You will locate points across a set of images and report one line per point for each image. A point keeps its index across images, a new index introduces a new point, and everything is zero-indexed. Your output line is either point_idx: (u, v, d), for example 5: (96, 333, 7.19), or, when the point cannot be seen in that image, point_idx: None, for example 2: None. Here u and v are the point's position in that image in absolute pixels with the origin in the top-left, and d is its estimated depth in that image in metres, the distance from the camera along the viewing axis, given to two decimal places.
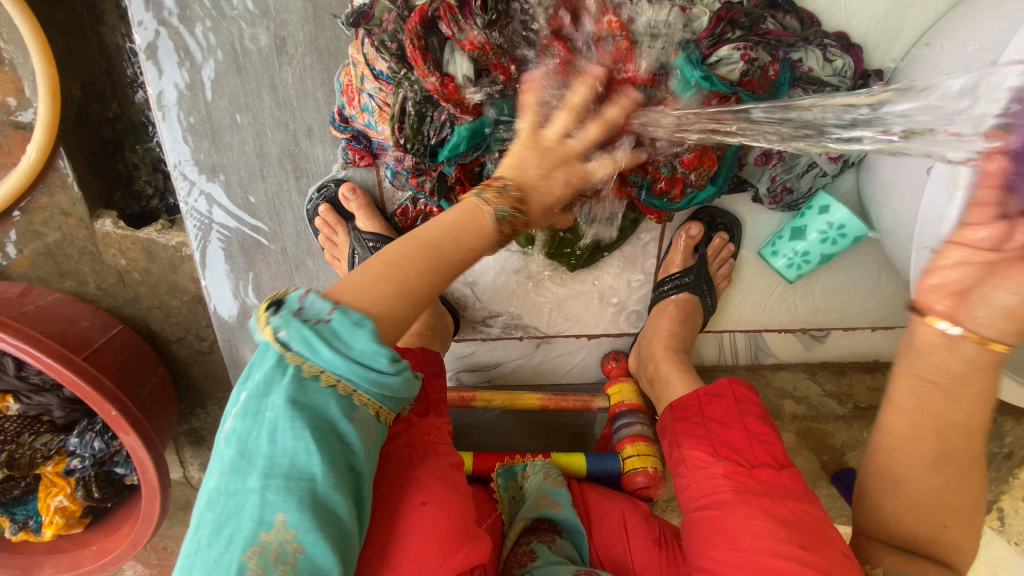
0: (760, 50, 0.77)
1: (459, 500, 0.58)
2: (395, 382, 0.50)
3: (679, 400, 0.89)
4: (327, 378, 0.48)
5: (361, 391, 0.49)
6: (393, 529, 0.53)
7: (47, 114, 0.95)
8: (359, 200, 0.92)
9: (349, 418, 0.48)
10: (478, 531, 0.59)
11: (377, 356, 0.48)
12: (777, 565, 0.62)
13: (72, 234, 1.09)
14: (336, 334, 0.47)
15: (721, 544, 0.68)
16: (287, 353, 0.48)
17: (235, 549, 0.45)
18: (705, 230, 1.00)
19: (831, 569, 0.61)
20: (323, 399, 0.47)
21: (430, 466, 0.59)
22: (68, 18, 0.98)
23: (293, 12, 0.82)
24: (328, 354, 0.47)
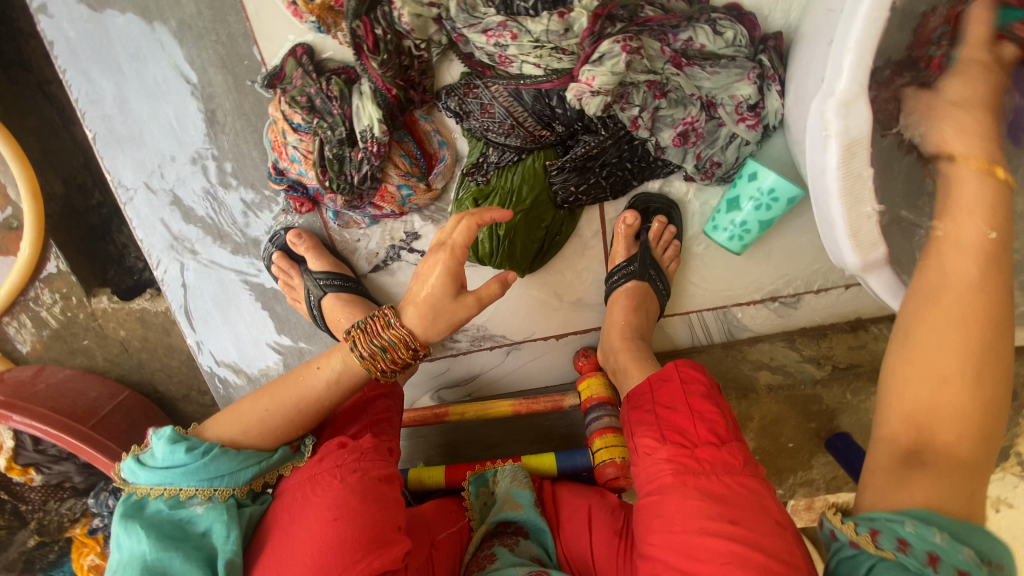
0: (644, 39, 0.81)
1: (377, 511, 0.66)
2: (201, 464, 0.68)
3: (634, 389, 0.90)
4: (167, 489, 0.67)
5: (184, 486, 0.67)
6: (306, 541, 0.62)
7: (32, 212, 1.07)
8: (307, 243, 0.99)
9: (183, 504, 0.66)
10: (395, 539, 0.66)
11: (173, 453, 0.68)
12: (707, 543, 0.66)
13: (75, 314, 1.21)
14: (148, 456, 0.68)
15: (657, 528, 0.71)
16: (135, 490, 0.68)
17: None
18: (642, 217, 1.01)
19: (761, 540, 0.66)
20: (155, 504, 0.66)
21: (353, 482, 0.68)
22: (41, 125, 1.10)
23: (217, 85, 0.90)
24: (145, 473, 0.68)
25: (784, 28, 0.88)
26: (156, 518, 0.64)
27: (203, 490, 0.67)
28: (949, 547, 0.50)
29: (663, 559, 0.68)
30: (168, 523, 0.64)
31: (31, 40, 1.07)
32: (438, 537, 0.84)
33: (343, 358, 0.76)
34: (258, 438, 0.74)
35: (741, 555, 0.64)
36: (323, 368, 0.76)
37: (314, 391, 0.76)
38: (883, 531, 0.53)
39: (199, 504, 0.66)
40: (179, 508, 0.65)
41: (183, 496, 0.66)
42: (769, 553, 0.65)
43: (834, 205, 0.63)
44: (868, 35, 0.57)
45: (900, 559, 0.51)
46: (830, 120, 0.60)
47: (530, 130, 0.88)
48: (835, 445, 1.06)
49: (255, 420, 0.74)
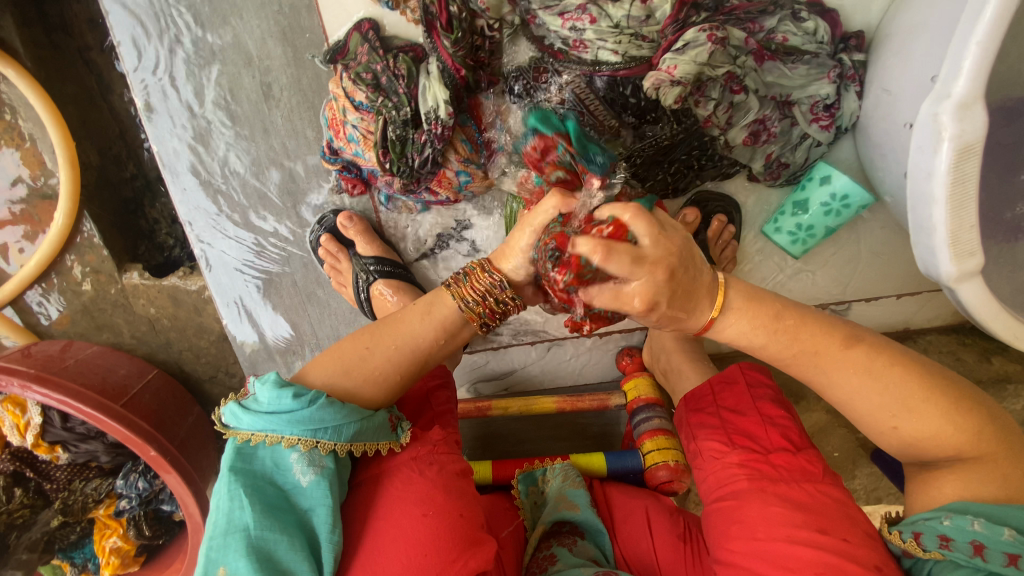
0: (730, 28, 0.78)
1: (462, 506, 0.63)
2: (309, 413, 0.58)
3: (691, 391, 0.89)
4: (271, 438, 0.58)
5: (287, 437, 0.57)
6: (396, 538, 0.59)
7: (69, 180, 1.03)
8: (357, 227, 0.96)
9: (284, 462, 0.57)
10: (482, 536, 0.64)
11: (280, 399, 0.58)
12: (797, 553, 0.64)
13: (105, 289, 1.17)
14: (252, 397, 0.59)
15: (737, 534, 0.69)
16: (237, 432, 0.59)
17: None
18: (702, 215, 0.98)
19: (857, 553, 0.63)
20: (256, 454, 0.57)
21: (434, 477, 0.64)
22: (78, 91, 1.06)
23: (275, 58, 0.87)
24: (248, 417, 0.58)
25: (864, 28, 0.86)
26: (257, 475, 0.56)
27: (305, 451, 0.58)
28: (990, 533, 0.54)
29: (746, 565, 0.67)
30: (269, 485, 0.56)
31: (75, 4, 1.02)
32: (501, 534, 0.79)
33: (435, 305, 0.65)
34: (367, 387, 0.64)
35: (835, 566, 0.62)
36: (427, 312, 0.66)
37: (417, 339, 0.65)
38: (925, 533, 0.58)
39: (301, 470, 0.57)
40: (279, 468, 0.57)
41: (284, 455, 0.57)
42: (863, 564, 0.63)
43: (938, 211, 0.61)
44: (993, 36, 0.54)
45: (947, 557, 0.56)
46: (946, 123, 0.57)
47: (601, 120, 0.84)
48: (883, 458, 1.04)
49: (358, 359, 0.64)
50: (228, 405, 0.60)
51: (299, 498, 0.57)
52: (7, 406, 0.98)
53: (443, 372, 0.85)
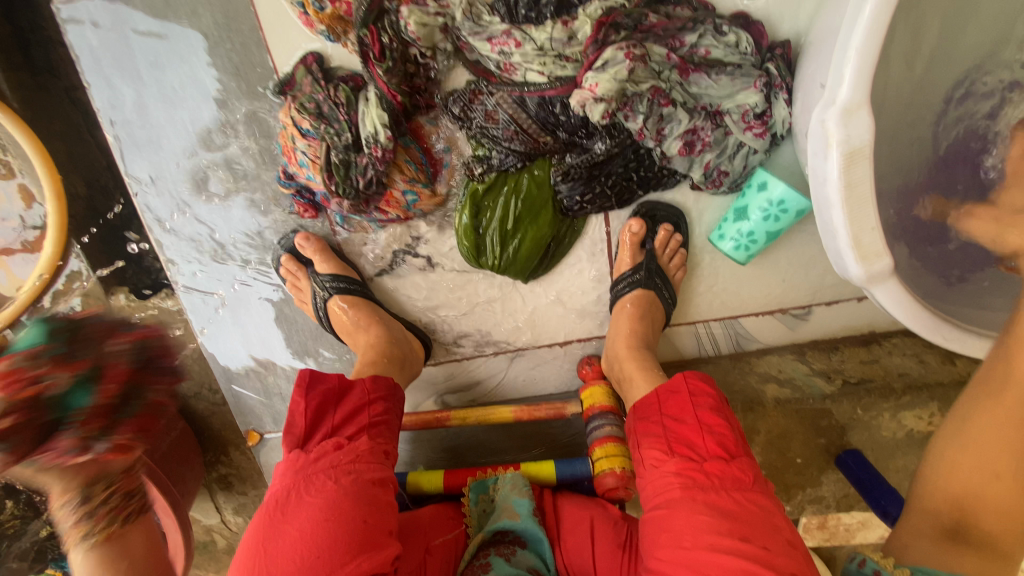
0: (650, 45, 0.82)
1: (367, 514, 0.70)
2: None
3: (640, 400, 0.88)
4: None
5: None
6: (301, 538, 0.66)
7: (55, 212, 1.11)
8: (314, 247, 1.01)
9: None
10: (386, 541, 0.70)
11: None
12: (719, 560, 0.66)
13: (93, 313, 1.26)
14: None
15: (666, 543, 0.71)
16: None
17: None
18: (648, 225, 1.00)
19: (767, 560, 0.66)
20: None
21: (347, 484, 0.71)
22: (65, 128, 1.14)
23: (231, 92, 0.93)
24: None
25: (793, 36, 0.88)
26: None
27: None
28: None
29: (674, 575, 0.68)
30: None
31: (59, 48, 1.10)
32: (433, 541, 0.87)
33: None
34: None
35: (753, 574, 0.65)
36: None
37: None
38: None
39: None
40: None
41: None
42: (780, 571, 0.65)
43: (836, 214, 0.62)
44: (868, 44, 0.56)
45: None
46: (831, 129, 0.59)
47: (533, 136, 0.88)
48: (845, 463, 1.03)
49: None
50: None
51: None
52: None
53: (388, 385, 0.88)
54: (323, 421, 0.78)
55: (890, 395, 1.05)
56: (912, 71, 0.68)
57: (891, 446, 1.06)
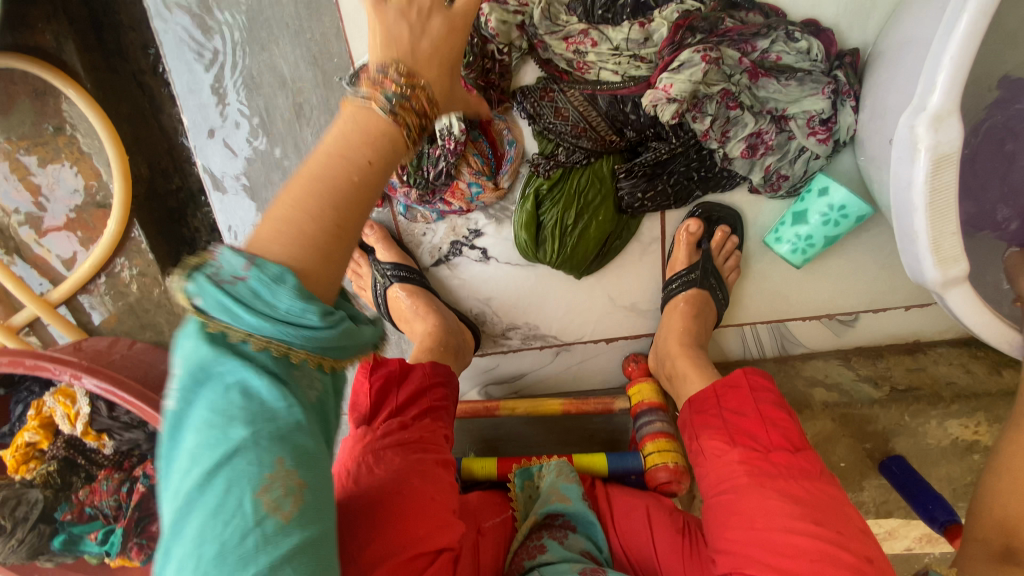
0: (724, 49, 0.83)
1: (434, 491, 0.72)
2: (326, 334, 0.47)
3: (696, 394, 0.89)
4: (262, 342, 0.45)
5: (294, 350, 0.46)
6: (375, 507, 0.68)
7: (122, 192, 1.14)
8: (376, 234, 1.06)
9: (279, 387, 0.45)
10: (451, 519, 0.73)
11: (306, 312, 0.45)
12: (792, 540, 0.68)
13: (149, 291, 1.29)
14: (254, 296, 0.44)
15: (736, 525, 0.73)
16: (208, 322, 0.44)
17: (238, 496, 0.44)
18: (705, 226, 1.02)
19: (840, 543, 0.68)
20: (228, 373, 0.44)
21: (415, 462, 0.74)
22: (133, 111, 1.18)
23: (306, 80, 0.96)
24: (253, 316, 0.44)
25: (861, 46, 0.89)
26: (194, 509, 0.44)
27: (281, 475, 0.45)
28: None
29: (747, 553, 0.71)
30: (267, 429, 0.45)
31: (131, 32, 1.13)
32: (483, 523, 0.88)
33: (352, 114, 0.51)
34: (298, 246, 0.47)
35: (828, 555, 0.67)
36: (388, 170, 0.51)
37: (329, 170, 0.48)
38: None
39: (275, 461, 0.45)
40: (255, 528, 0.44)
41: (240, 484, 0.44)
42: (853, 553, 0.67)
43: (918, 218, 0.64)
44: (964, 52, 0.58)
45: None
46: (921, 135, 0.61)
47: (602, 134, 0.90)
48: (889, 468, 1.04)
49: (325, 229, 0.48)
50: (180, 276, 0.45)
51: (289, 430, 0.46)
52: (59, 398, 1.08)
53: (445, 371, 0.92)
54: (386, 401, 0.80)
55: (939, 403, 1.04)
56: (994, 79, 0.70)
57: (936, 454, 1.06)
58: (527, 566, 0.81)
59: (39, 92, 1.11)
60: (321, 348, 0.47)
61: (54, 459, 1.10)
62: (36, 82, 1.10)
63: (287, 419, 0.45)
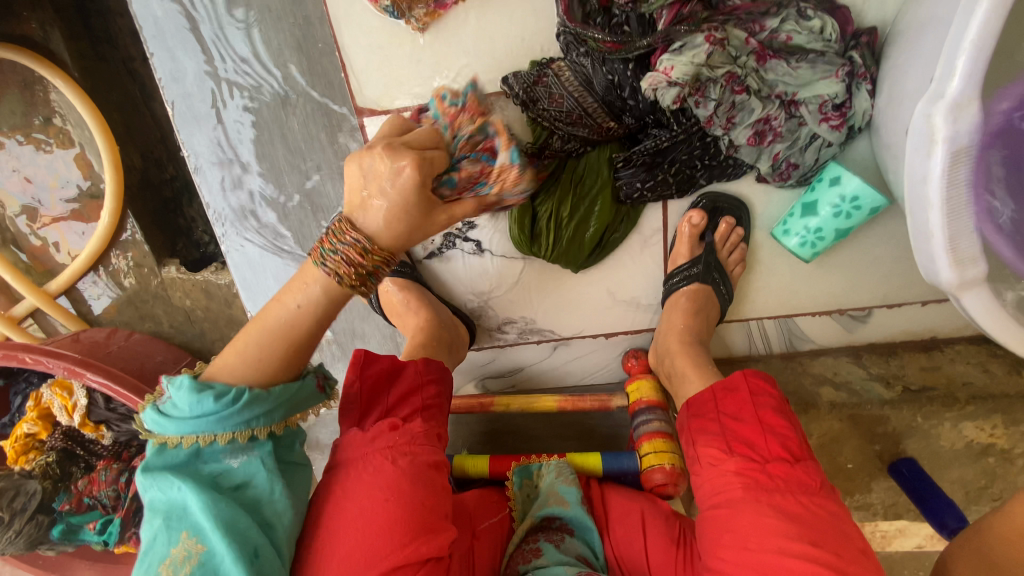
0: (731, 28, 0.79)
1: (426, 497, 0.67)
2: (237, 413, 0.62)
3: (694, 397, 0.87)
4: (186, 439, 0.62)
5: (219, 435, 0.62)
6: (357, 520, 0.64)
7: (113, 183, 1.12)
8: None
9: (205, 460, 0.62)
10: (443, 525, 0.68)
11: (202, 403, 0.61)
12: (786, 564, 0.65)
13: (146, 281, 1.29)
14: (173, 405, 0.62)
15: (729, 543, 0.69)
16: (154, 436, 0.64)
17: (154, 562, 0.58)
18: (709, 217, 0.97)
19: (839, 567, 0.64)
20: (177, 455, 0.61)
21: (405, 466, 0.69)
22: (123, 99, 1.15)
23: (292, 67, 0.92)
24: (172, 423, 0.62)
25: (879, 24, 0.83)
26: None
27: (182, 546, 0.58)
28: None
29: (737, 573, 0.67)
30: (174, 511, 0.59)
31: (118, 19, 1.09)
32: (479, 526, 0.85)
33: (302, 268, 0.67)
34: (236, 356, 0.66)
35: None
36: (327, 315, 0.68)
37: (285, 322, 0.66)
38: None
39: (180, 536, 0.58)
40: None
41: (156, 560, 0.58)
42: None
43: (934, 214, 0.59)
44: (988, 32, 0.52)
45: None
46: (938, 125, 0.56)
47: (600, 121, 0.86)
48: (898, 472, 1.00)
49: (259, 342, 0.66)
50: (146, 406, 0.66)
51: (189, 506, 0.59)
52: (56, 389, 1.08)
53: (438, 369, 0.89)
54: (379, 402, 0.78)
55: (953, 405, 1.01)
56: None
57: (949, 457, 1.01)
58: (523, 570, 0.80)
59: (27, 83, 1.09)
60: (235, 426, 0.62)
61: (53, 450, 1.11)
62: (23, 72, 1.08)
63: (188, 495, 0.59)
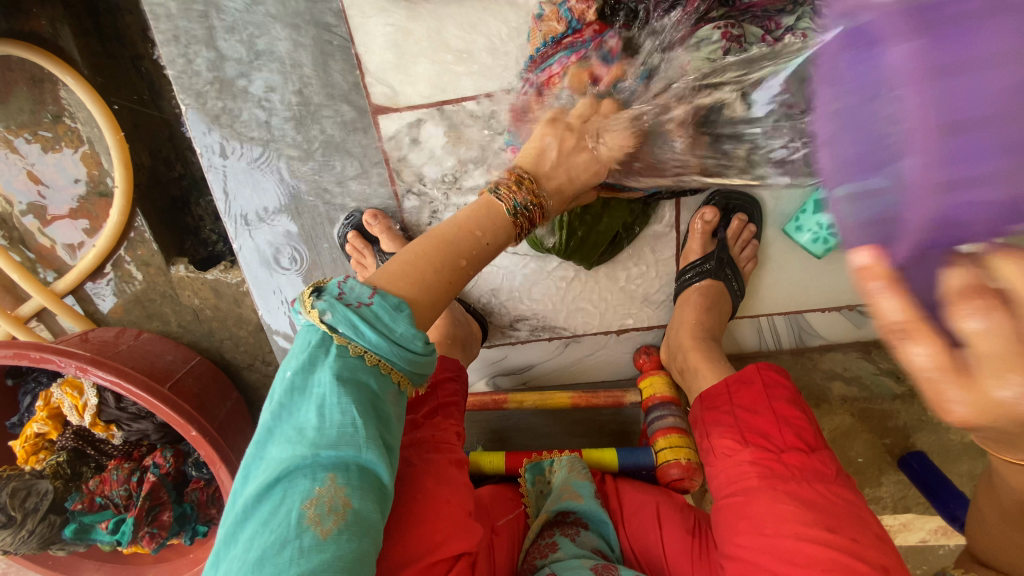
0: (747, 25, 0.80)
1: (448, 492, 0.67)
2: (423, 359, 0.59)
3: (707, 389, 0.88)
4: (371, 358, 0.56)
5: (395, 368, 0.57)
6: (384, 520, 0.63)
7: (123, 181, 1.12)
8: (381, 224, 1.00)
9: (378, 393, 0.56)
10: (468, 523, 0.68)
11: (413, 338, 0.57)
12: (802, 549, 0.65)
13: (155, 281, 1.28)
14: (377, 316, 0.55)
15: (746, 530, 0.70)
16: (331, 334, 0.55)
17: (293, 501, 0.51)
18: (722, 214, 0.98)
19: (857, 553, 0.64)
20: (353, 373, 0.54)
21: (426, 464, 0.69)
22: (132, 97, 1.15)
23: (306, 64, 0.92)
24: (370, 334, 0.55)
25: None
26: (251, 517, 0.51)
27: (330, 491, 0.51)
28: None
29: (756, 562, 0.68)
30: (327, 447, 0.52)
31: (127, 16, 1.10)
32: (497, 522, 0.86)
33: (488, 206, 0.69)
34: (433, 275, 0.62)
35: (841, 563, 0.63)
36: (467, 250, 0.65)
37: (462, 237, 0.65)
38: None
39: (329, 477, 0.52)
40: (295, 539, 0.49)
41: (297, 495, 0.51)
42: (871, 563, 0.64)
43: None
44: None
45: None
46: None
47: None
48: (909, 465, 1.01)
49: (457, 268, 0.64)
50: (310, 292, 0.57)
51: (347, 446, 0.53)
52: (66, 389, 1.07)
53: (455, 366, 0.90)
54: None
55: None
56: None
57: (958, 451, 1.03)
58: (540, 564, 0.80)
59: (37, 80, 1.08)
60: (412, 369, 0.58)
61: (63, 450, 1.11)
62: (33, 69, 1.07)
63: (353, 437, 0.53)
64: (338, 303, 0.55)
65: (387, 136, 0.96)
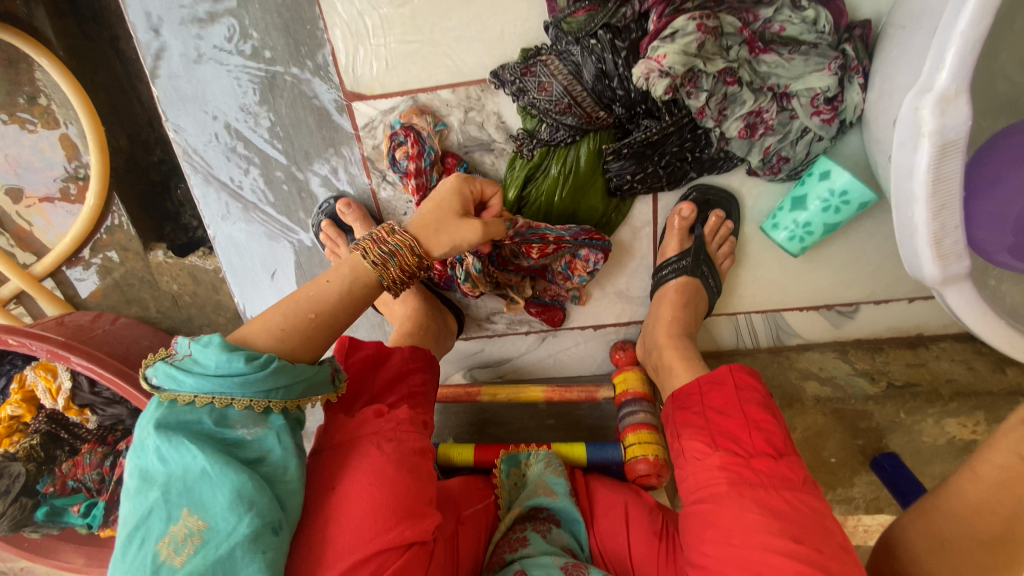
0: (725, 16, 0.78)
1: (410, 483, 0.67)
2: (262, 377, 0.60)
3: (681, 388, 0.88)
4: (200, 398, 0.58)
5: (237, 399, 0.59)
6: (341, 507, 0.64)
7: (98, 165, 1.11)
8: (355, 214, 0.98)
9: (224, 423, 0.58)
10: (426, 511, 0.68)
11: (230, 363, 0.58)
12: (770, 560, 0.65)
13: (133, 266, 1.28)
14: (193, 362, 0.58)
15: (713, 539, 0.70)
16: (161, 392, 0.59)
17: (149, 543, 0.53)
18: (700, 209, 0.97)
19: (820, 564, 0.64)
20: (181, 415, 0.57)
21: (389, 451, 0.69)
22: (109, 80, 1.13)
23: (279, 49, 0.91)
24: (192, 379, 0.58)
25: (874, 16, 0.82)
26: (119, 564, 0.54)
27: (183, 524, 0.54)
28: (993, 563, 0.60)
29: (720, 569, 0.68)
30: (176, 484, 0.54)
31: None
32: (464, 512, 0.86)
33: (346, 261, 0.70)
34: (275, 338, 0.65)
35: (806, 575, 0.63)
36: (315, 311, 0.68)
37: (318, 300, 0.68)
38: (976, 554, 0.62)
39: (181, 513, 0.54)
40: (154, 575, 0.52)
41: (152, 538, 0.54)
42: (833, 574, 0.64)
43: (919, 210, 0.59)
44: (976, 27, 0.52)
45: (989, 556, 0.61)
46: (925, 118, 0.55)
47: (588, 111, 0.84)
48: (881, 466, 1.00)
49: (304, 325, 0.67)
50: (151, 356, 0.62)
51: (194, 479, 0.55)
52: (40, 372, 1.07)
53: (426, 356, 0.89)
54: (364, 390, 0.79)
55: (937, 401, 1.01)
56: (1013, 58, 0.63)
57: (930, 453, 1.00)
58: (509, 558, 0.80)
59: (12, 60, 1.07)
60: (260, 393, 0.60)
61: (37, 433, 1.11)
62: (8, 50, 1.06)
63: (195, 469, 0.55)
64: (161, 367, 0.59)
65: (361, 124, 0.95)
